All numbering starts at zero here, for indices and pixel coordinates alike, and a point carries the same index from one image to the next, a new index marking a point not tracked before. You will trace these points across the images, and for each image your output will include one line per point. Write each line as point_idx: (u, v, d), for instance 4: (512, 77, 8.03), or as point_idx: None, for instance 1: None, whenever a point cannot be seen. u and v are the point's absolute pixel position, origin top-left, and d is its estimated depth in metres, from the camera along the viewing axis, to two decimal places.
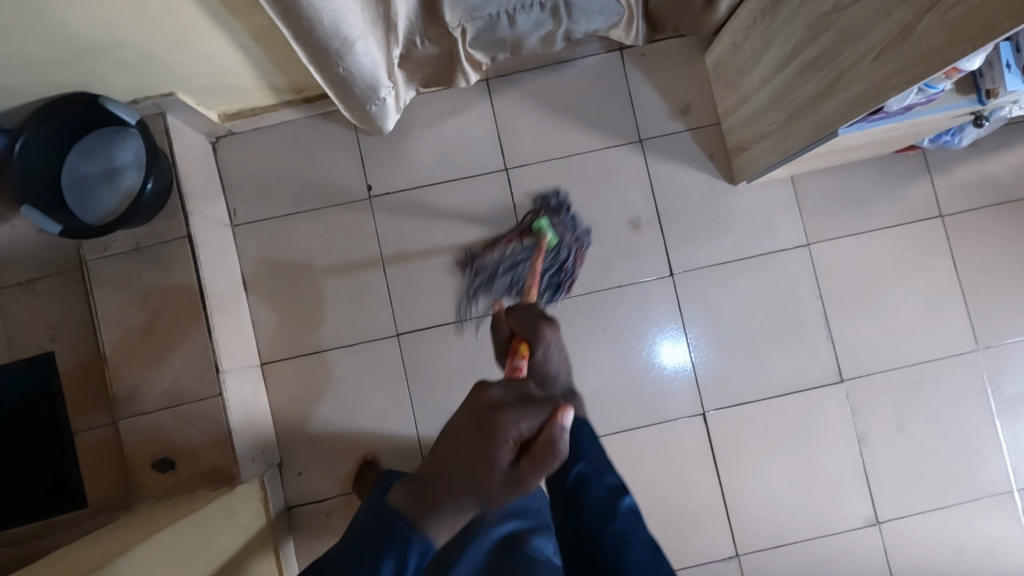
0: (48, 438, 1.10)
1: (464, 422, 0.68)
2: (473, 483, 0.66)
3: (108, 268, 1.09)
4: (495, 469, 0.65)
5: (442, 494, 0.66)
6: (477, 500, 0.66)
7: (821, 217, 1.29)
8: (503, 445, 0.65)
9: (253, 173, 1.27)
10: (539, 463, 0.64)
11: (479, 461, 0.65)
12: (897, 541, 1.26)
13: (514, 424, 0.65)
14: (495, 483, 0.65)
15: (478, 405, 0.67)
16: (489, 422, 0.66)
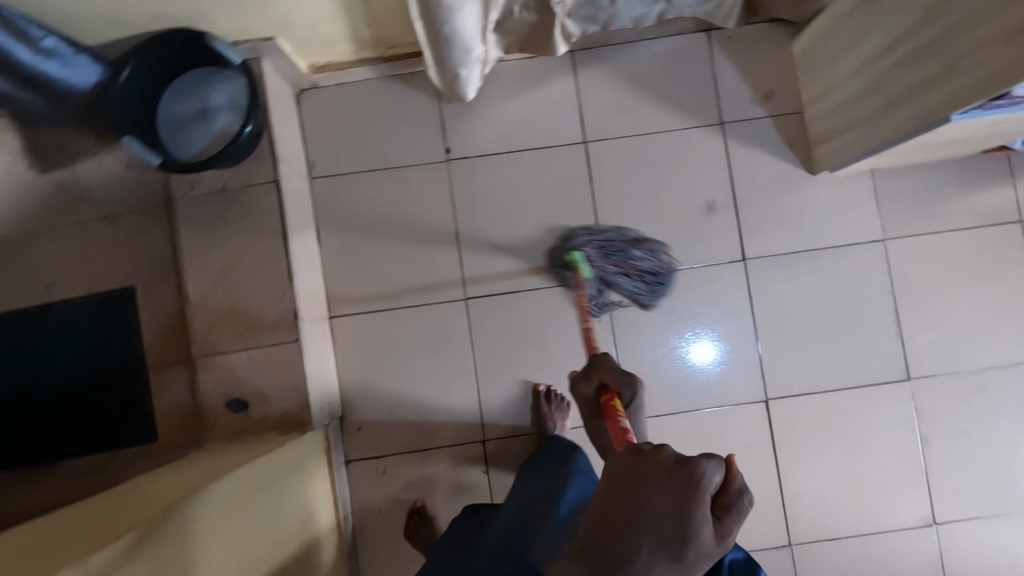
0: (124, 372, 1.11)
1: (635, 485, 0.55)
2: (673, 552, 0.52)
3: (194, 206, 1.09)
4: (703, 530, 0.53)
5: (629, 565, 0.52)
6: (680, 572, 0.53)
7: (898, 213, 1.27)
8: (700, 499, 0.54)
9: (332, 128, 1.28)
10: (741, 513, 0.55)
11: (678, 527, 0.53)
12: (950, 545, 1.24)
13: (711, 474, 0.55)
14: (695, 555, 0.53)
15: (653, 465, 0.56)
16: (674, 477, 0.55)
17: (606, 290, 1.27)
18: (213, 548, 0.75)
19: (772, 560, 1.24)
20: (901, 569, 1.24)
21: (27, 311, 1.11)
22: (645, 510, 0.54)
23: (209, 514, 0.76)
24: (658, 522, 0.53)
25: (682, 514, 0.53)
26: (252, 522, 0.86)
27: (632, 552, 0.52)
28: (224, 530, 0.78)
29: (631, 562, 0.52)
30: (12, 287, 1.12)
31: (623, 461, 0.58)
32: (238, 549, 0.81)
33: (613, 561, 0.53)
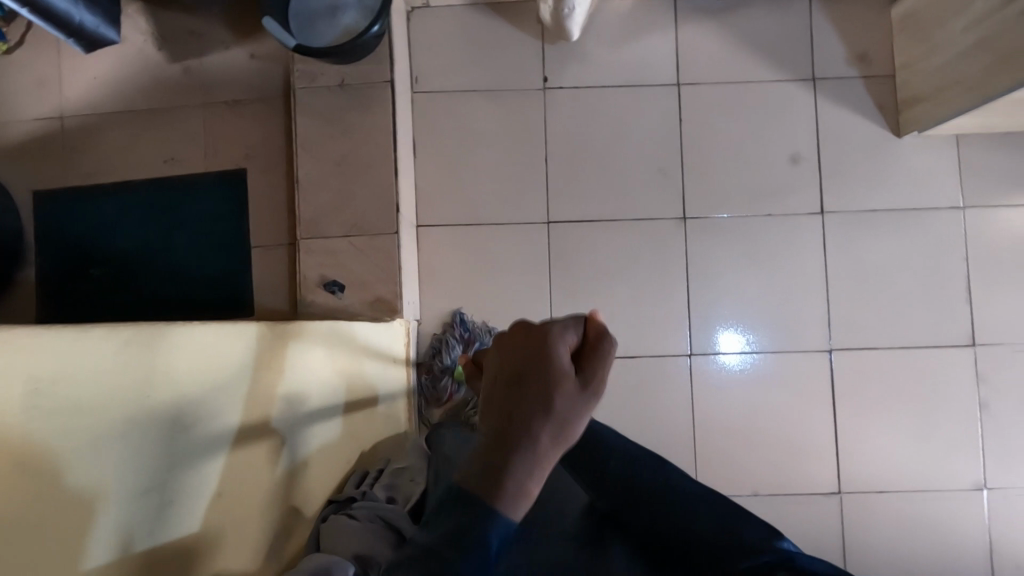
0: (228, 246, 1.17)
1: (502, 365, 0.57)
2: (547, 409, 0.54)
3: (312, 98, 1.15)
4: (565, 377, 0.55)
5: (518, 439, 0.53)
6: (557, 425, 0.54)
7: (980, 183, 1.30)
8: (552, 353, 0.56)
9: (438, 48, 1.34)
10: (605, 354, 0.58)
11: (544, 382, 0.55)
12: (1002, 512, 1.25)
13: (563, 331, 0.58)
14: (563, 403, 0.54)
15: (516, 338, 0.58)
16: (528, 341, 0.57)
17: (685, 228, 1.32)
18: (306, 376, 0.92)
19: (821, 505, 1.27)
20: (949, 530, 1.25)
21: (145, 182, 1.19)
22: (518, 379, 0.55)
23: (304, 348, 0.91)
24: (527, 391, 0.55)
25: (546, 375, 0.55)
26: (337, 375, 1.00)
27: (520, 428, 0.53)
28: (314, 370, 0.94)
29: (523, 439, 0.53)
30: (134, 159, 1.19)
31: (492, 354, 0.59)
32: (320, 389, 0.95)
33: (506, 446, 0.53)
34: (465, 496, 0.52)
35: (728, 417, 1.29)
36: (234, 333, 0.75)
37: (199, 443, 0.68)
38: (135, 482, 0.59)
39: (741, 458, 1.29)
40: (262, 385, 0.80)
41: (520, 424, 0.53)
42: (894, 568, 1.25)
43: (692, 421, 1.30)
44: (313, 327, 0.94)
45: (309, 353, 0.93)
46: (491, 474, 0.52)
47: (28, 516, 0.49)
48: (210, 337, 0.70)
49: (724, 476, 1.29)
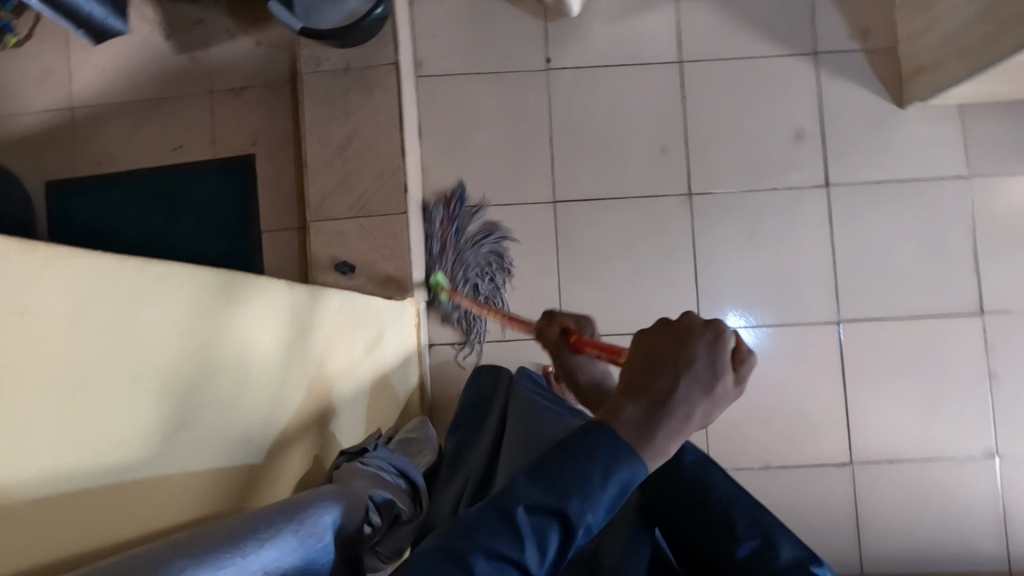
0: (239, 231, 1.19)
1: (652, 353, 0.50)
2: (692, 406, 0.47)
3: (318, 82, 1.16)
4: (717, 378, 0.48)
5: (660, 429, 0.47)
6: (698, 421, 0.48)
7: (984, 153, 1.30)
8: (707, 352, 0.48)
9: (441, 32, 1.35)
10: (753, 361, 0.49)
11: (694, 381, 0.48)
12: (1014, 480, 1.25)
13: (721, 332, 0.49)
14: (709, 404, 0.48)
15: (670, 330, 0.51)
16: (684, 337, 0.50)
17: (691, 204, 1.32)
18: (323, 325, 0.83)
19: (832, 476, 1.27)
20: (960, 499, 1.26)
21: (156, 171, 1.20)
22: (669, 371, 0.48)
23: (331, 310, 0.85)
24: (674, 383, 0.48)
25: (699, 371, 0.48)
26: (357, 343, 0.94)
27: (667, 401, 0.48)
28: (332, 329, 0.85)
29: (672, 407, 0.47)
30: (144, 148, 1.21)
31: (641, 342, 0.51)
32: (337, 345, 0.86)
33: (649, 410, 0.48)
34: (601, 439, 0.46)
35: (737, 391, 1.30)
36: (267, 282, 0.68)
37: (226, 382, 0.61)
38: (168, 427, 0.52)
39: (752, 433, 1.29)
40: (279, 331, 0.71)
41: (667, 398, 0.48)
42: (908, 538, 1.26)
43: None
44: (336, 291, 0.87)
45: (336, 315, 0.87)
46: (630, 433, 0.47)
47: (63, 479, 0.42)
48: (247, 286, 0.64)
49: (734, 450, 1.29)
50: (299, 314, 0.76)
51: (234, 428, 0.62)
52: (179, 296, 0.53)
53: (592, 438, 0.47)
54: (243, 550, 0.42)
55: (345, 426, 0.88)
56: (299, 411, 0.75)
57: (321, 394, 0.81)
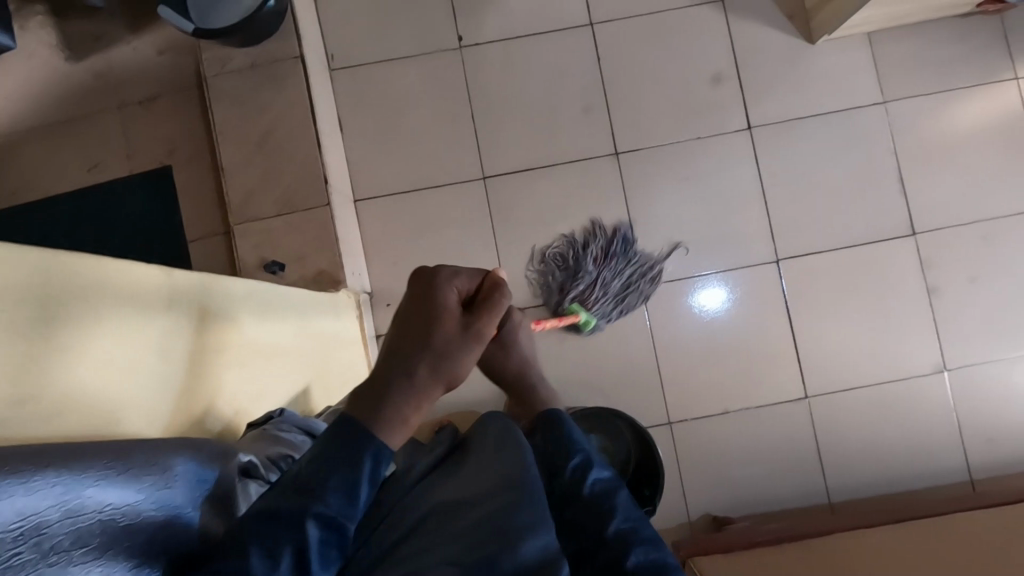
0: (165, 244, 1.17)
1: (400, 310, 0.65)
2: (431, 353, 0.61)
3: (225, 83, 1.15)
4: (448, 325, 0.62)
5: (399, 374, 0.60)
6: (438, 367, 0.61)
7: (896, 76, 1.33)
8: (443, 300, 0.64)
9: (349, 22, 1.34)
10: (491, 307, 0.65)
11: (432, 327, 0.62)
12: (963, 389, 1.28)
13: (451, 280, 0.65)
14: (447, 351, 0.61)
15: (417, 282, 0.65)
16: (422, 291, 0.64)
17: (619, 162, 1.33)
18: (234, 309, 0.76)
19: (790, 412, 1.29)
20: (919, 416, 1.28)
21: (72, 192, 1.18)
22: (410, 327, 0.62)
23: (235, 288, 0.77)
24: (416, 334, 0.62)
25: (433, 319, 0.62)
26: (277, 326, 0.87)
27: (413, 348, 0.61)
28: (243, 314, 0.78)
29: (411, 355, 0.61)
30: (58, 171, 1.18)
31: (397, 308, 0.65)
32: (252, 330, 0.80)
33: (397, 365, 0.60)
34: (346, 435, 0.54)
35: (689, 342, 1.31)
36: (146, 267, 0.60)
37: (88, 364, 0.53)
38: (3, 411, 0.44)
39: (707, 379, 1.30)
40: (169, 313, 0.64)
41: (416, 348, 0.61)
42: (871, 462, 1.28)
43: (654, 350, 1.31)
44: (248, 282, 0.81)
45: (242, 291, 0.79)
46: (374, 400, 0.57)
47: None
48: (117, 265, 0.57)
49: (694, 399, 1.30)
50: (192, 287, 0.68)
51: (106, 408, 0.54)
52: (25, 265, 0.47)
53: (338, 432, 0.54)
54: (41, 472, 0.42)
55: (258, 404, 0.81)
56: (201, 392, 0.68)
57: (224, 371, 0.73)
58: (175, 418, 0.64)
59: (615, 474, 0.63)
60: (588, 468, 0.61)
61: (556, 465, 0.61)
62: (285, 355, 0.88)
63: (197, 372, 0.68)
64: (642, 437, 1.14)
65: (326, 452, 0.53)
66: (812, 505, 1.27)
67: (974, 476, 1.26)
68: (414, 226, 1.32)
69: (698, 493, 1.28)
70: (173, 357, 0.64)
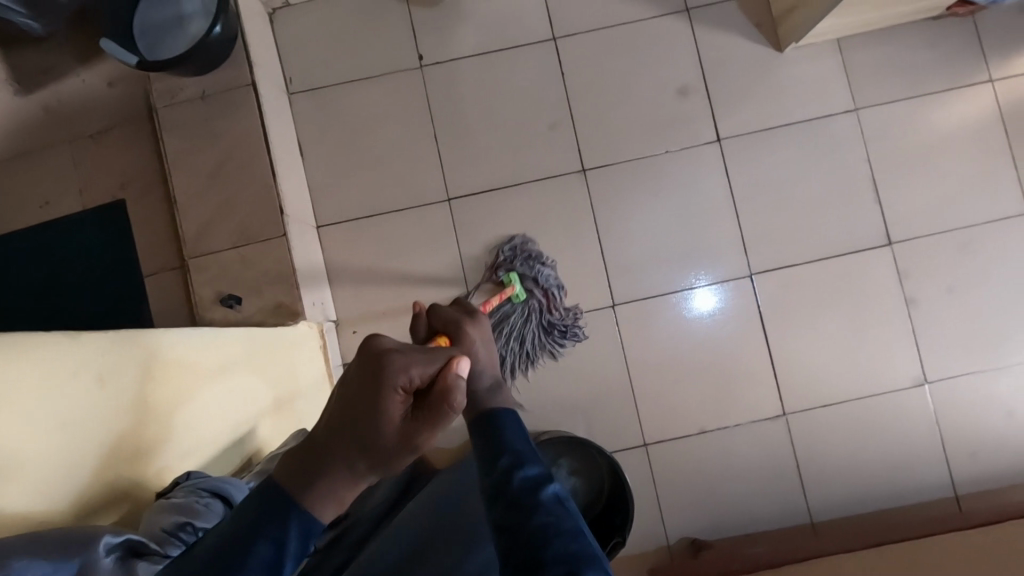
0: (121, 280, 1.15)
1: (350, 381, 0.61)
2: (367, 447, 0.59)
3: (176, 114, 1.12)
4: (388, 424, 0.59)
5: (331, 462, 0.59)
6: (373, 462, 0.60)
7: (868, 82, 1.30)
8: (385, 395, 0.59)
9: (307, 44, 1.32)
10: (438, 414, 0.59)
11: (371, 420, 0.59)
12: (944, 401, 1.25)
13: (402, 373, 0.59)
14: (383, 449, 0.60)
15: (370, 363, 0.60)
16: (371, 376, 0.60)
17: (586, 179, 1.30)
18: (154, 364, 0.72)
19: (768, 430, 1.26)
20: (899, 430, 1.25)
21: (25, 230, 1.15)
22: (353, 413, 0.60)
23: (162, 348, 0.73)
24: (354, 423, 0.59)
25: (372, 416, 0.59)
26: (210, 374, 0.83)
27: (350, 436, 0.59)
28: (167, 365, 0.74)
29: (346, 443, 0.59)
30: (10, 208, 1.16)
31: (347, 376, 0.62)
32: (181, 381, 0.76)
33: (333, 447, 0.59)
34: (258, 510, 0.55)
35: (663, 361, 1.28)
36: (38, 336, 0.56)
37: None
38: None
39: (683, 400, 1.27)
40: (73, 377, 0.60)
41: (352, 438, 0.59)
42: (852, 479, 1.25)
43: (627, 370, 1.28)
44: (173, 333, 0.76)
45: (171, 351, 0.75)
46: (302, 478, 0.58)
47: None
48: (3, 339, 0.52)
49: (669, 420, 1.27)
50: (110, 350, 0.64)
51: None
52: None
53: (255, 508, 0.56)
54: None
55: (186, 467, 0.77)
56: (115, 451, 0.65)
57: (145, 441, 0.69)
58: (76, 499, 0.59)
59: (547, 469, 0.61)
60: (518, 469, 0.60)
61: (489, 461, 0.61)
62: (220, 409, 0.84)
63: (109, 433, 0.64)
64: (616, 474, 1.11)
65: (235, 529, 0.54)
66: (793, 525, 1.24)
67: (958, 491, 1.23)
68: (378, 250, 1.30)
69: (676, 515, 1.25)
70: (76, 422, 0.60)
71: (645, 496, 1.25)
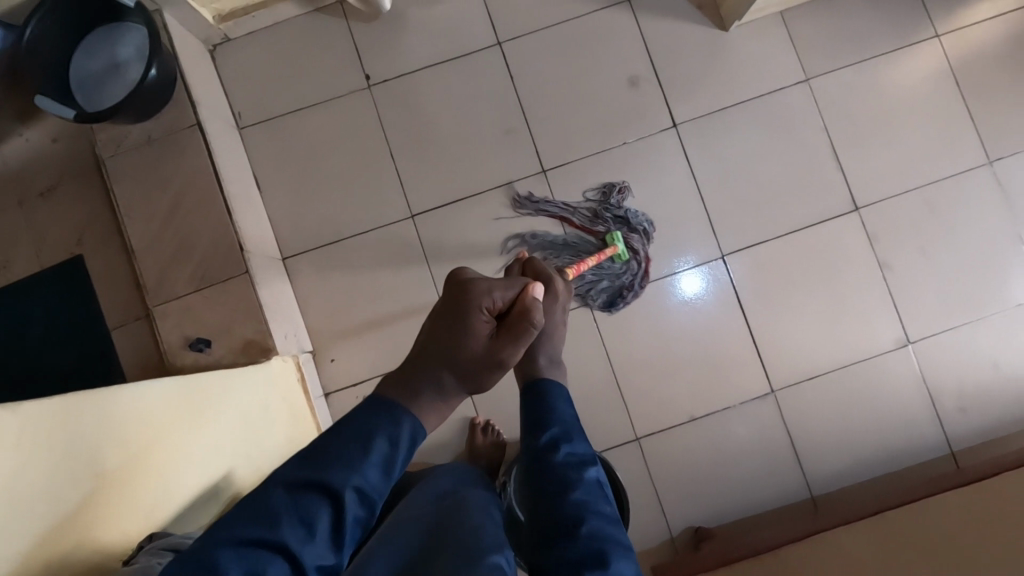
0: (87, 336, 1.13)
1: (439, 306, 0.68)
2: (456, 361, 0.64)
3: (122, 163, 1.11)
4: (475, 336, 0.65)
5: (426, 373, 0.63)
6: (463, 377, 0.64)
7: (816, 52, 1.30)
8: (472, 312, 0.66)
9: (252, 76, 1.30)
10: (521, 328, 0.65)
11: (459, 334, 0.65)
12: (930, 360, 1.24)
13: (486, 292, 0.67)
14: (472, 363, 0.64)
15: (455, 287, 0.68)
16: (457, 296, 0.67)
17: (547, 179, 1.29)
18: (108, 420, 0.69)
19: (758, 411, 1.25)
20: (888, 395, 1.24)
21: None
22: (443, 330, 0.66)
23: (106, 407, 0.69)
24: (444, 337, 0.65)
25: (462, 329, 0.65)
26: (172, 425, 0.80)
27: (443, 352, 0.64)
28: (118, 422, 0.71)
29: (436, 357, 0.64)
30: None
31: (436, 303, 0.69)
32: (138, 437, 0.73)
33: (428, 363, 0.64)
34: (365, 416, 0.58)
35: (645, 352, 1.27)
36: None
37: None
38: None
39: (670, 389, 1.26)
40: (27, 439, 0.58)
41: (445, 354, 0.64)
42: (847, 450, 1.24)
43: (610, 366, 1.27)
44: (118, 388, 0.72)
45: (130, 411, 0.73)
46: (403, 393, 0.62)
47: None
48: None
49: (660, 411, 1.26)
50: (56, 408, 0.62)
51: None
52: None
53: (361, 413, 0.59)
54: None
55: (153, 526, 0.74)
56: (81, 505, 0.64)
57: (105, 510, 0.67)
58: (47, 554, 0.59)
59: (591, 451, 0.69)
60: (566, 442, 0.68)
61: (537, 429, 0.69)
62: (193, 459, 0.82)
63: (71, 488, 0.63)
64: (612, 481, 1.09)
65: (343, 434, 0.56)
66: (794, 502, 1.23)
67: (954, 449, 1.23)
68: (347, 275, 1.28)
69: (676, 506, 1.24)
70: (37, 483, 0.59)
71: (643, 490, 1.24)
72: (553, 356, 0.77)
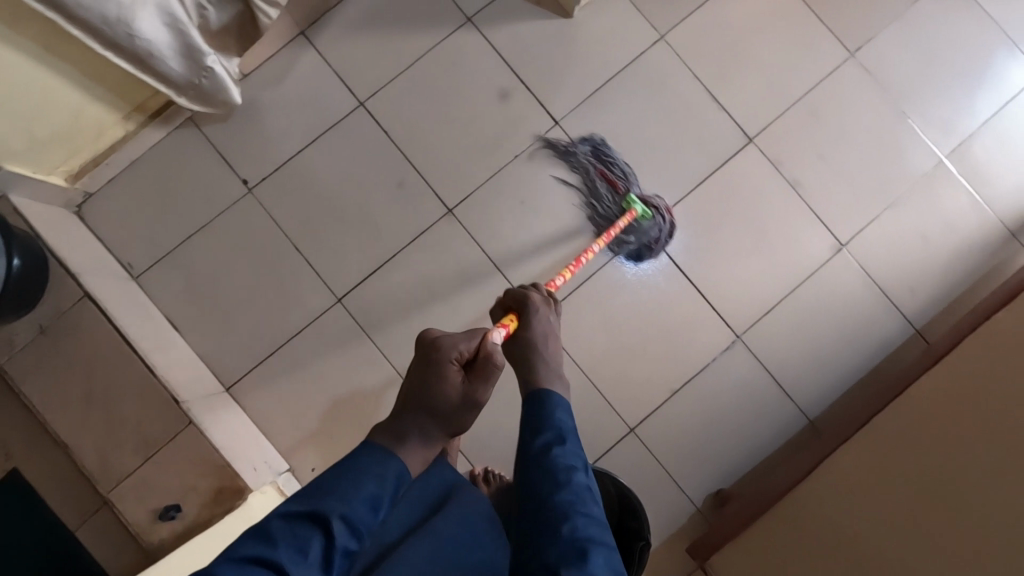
0: (51, 547, 1.06)
1: (412, 367, 0.70)
2: (436, 412, 0.66)
3: (21, 363, 1.04)
4: (451, 383, 0.67)
5: (410, 425, 0.65)
6: (444, 423, 0.66)
7: (659, 10, 1.32)
8: (442, 366, 0.67)
9: (128, 222, 1.25)
10: (488, 370, 0.67)
11: (435, 386, 0.66)
12: (866, 255, 1.28)
13: (454, 346, 0.69)
14: (449, 409, 0.66)
15: (424, 347, 0.70)
16: (427, 355, 0.69)
17: (456, 218, 1.28)
18: None
19: (731, 360, 1.26)
20: (842, 300, 1.27)
21: None
22: (420, 385, 0.67)
23: None
24: (422, 390, 0.67)
25: (436, 381, 0.66)
26: None
27: (415, 405, 0.66)
28: None
29: (417, 411, 0.66)
30: None
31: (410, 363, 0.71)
32: None
33: (408, 413, 0.66)
34: (364, 453, 0.61)
35: (609, 345, 1.27)
36: None
37: None
38: None
39: (643, 371, 1.26)
40: None
41: (425, 407, 0.66)
42: (825, 365, 1.27)
43: (581, 371, 1.26)
44: None
45: None
46: (387, 438, 0.64)
47: None
48: None
49: (642, 395, 1.26)
50: None
51: None
52: None
53: (364, 450, 0.61)
54: None
55: None
56: None
57: None
58: None
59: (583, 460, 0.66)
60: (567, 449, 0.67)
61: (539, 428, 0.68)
62: None
63: None
64: (623, 494, 1.10)
65: (348, 463, 0.60)
66: (795, 433, 1.25)
67: (917, 326, 1.27)
68: (296, 382, 1.24)
69: (691, 478, 1.25)
70: None
71: (654, 476, 1.24)
72: (554, 371, 0.75)
